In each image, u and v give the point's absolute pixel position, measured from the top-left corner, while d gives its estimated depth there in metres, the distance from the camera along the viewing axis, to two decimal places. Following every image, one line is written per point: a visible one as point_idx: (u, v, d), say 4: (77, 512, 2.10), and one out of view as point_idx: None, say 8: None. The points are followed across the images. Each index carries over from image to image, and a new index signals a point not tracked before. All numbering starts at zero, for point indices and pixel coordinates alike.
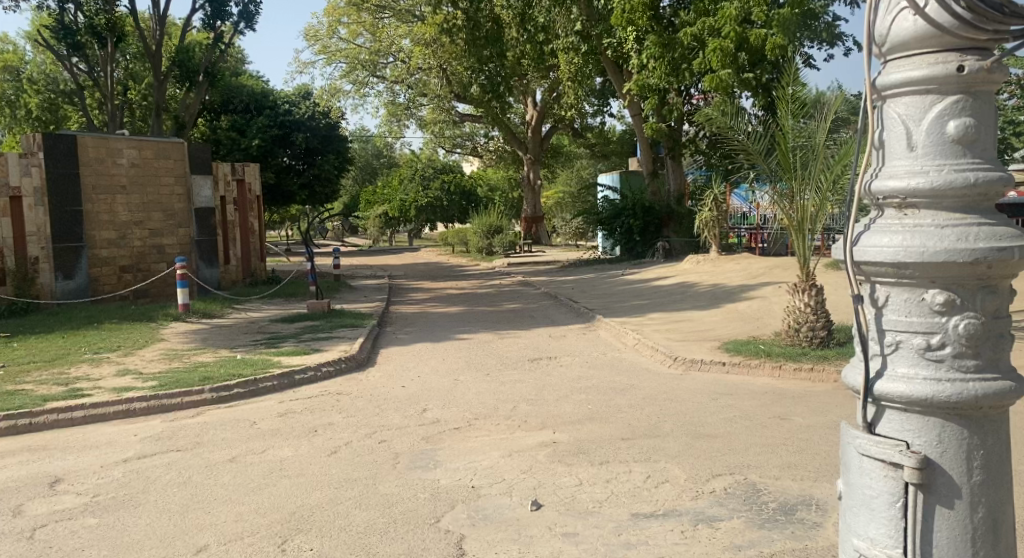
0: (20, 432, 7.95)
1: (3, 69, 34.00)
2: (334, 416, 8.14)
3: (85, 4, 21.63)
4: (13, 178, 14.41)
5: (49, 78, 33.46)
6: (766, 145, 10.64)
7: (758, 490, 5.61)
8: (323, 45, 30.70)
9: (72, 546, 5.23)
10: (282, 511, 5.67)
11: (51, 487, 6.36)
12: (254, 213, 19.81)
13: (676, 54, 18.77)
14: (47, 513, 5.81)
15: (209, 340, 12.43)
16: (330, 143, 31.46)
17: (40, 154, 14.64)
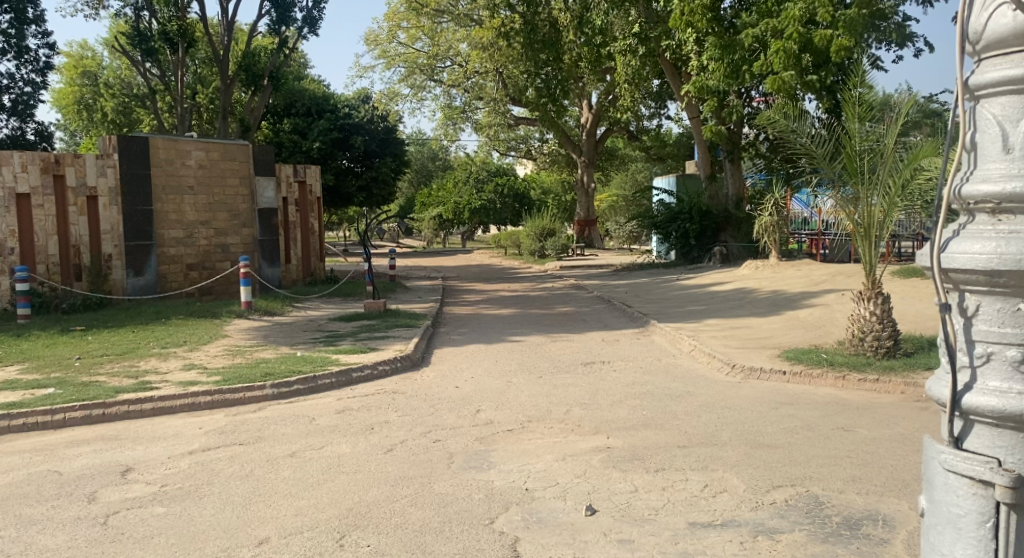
0: (92, 423, 8.21)
1: (82, 75, 35.44)
2: (390, 414, 8.22)
3: (159, 12, 22.39)
4: (91, 178, 15.02)
5: (124, 83, 34.70)
6: (831, 149, 10.44)
7: (821, 503, 5.50)
8: (382, 49, 31.04)
9: (142, 533, 5.38)
10: (340, 507, 5.73)
11: (123, 475, 6.55)
12: (315, 214, 20.08)
13: (736, 57, 18.37)
14: (119, 500, 5.99)
15: (270, 337, 12.67)
16: (388, 146, 32.40)
17: (115, 155, 15.21)
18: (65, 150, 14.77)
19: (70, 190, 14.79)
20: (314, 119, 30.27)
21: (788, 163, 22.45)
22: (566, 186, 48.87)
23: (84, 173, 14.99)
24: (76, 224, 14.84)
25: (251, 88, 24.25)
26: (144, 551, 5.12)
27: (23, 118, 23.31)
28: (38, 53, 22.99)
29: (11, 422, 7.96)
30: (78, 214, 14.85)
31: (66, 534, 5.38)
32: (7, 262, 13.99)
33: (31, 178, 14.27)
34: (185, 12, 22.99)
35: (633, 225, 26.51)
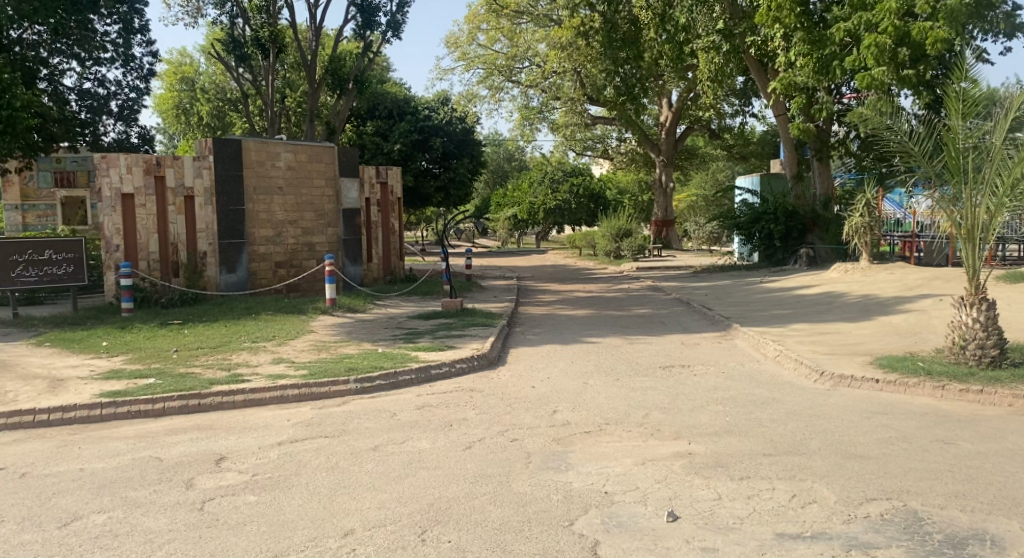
0: (189, 412, 8.54)
1: (181, 80, 37.05)
2: (468, 412, 8.27)
3: (252, 20, 23.10)
4: (188, 179, 15.67)
5: (218, 88, 36.06)
6: (931, 146, 10.10)
7: (920, 519, 5.29)
8: (462, 51, 31.30)
9: (236, 520, 5.55)
10: (421, 502, 5.79)
11: (217, 463, 6.76)
12: (395, 214, 20.29)
13: (827, 52, 18.01)
14: (215, 487, 6.19)
15: (353, 333, 12.92)
16: (466, 148, 32.66)
17: (210, 157, 15.79)
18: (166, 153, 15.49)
19: (169, 191, 15.52)
20: (395, 121, 30.84)
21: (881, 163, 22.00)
22: (643, 186, 48.36)
23: (182, 175, 15.64)
24: (174, 223, 15.50)
25: (336, 91, 24.89)
26: (238, 538, 5.28)
27: (129, 123, 24.25)
28: (143, 61, 23.89)
29: (116, 410, 8.36)
30: (175, 213, 15.51)
31: (167, 517, 5.61)
32: (114, 259, 14.98)
33: (136, 179, 15.10)
34: (277, 18, 23.63)
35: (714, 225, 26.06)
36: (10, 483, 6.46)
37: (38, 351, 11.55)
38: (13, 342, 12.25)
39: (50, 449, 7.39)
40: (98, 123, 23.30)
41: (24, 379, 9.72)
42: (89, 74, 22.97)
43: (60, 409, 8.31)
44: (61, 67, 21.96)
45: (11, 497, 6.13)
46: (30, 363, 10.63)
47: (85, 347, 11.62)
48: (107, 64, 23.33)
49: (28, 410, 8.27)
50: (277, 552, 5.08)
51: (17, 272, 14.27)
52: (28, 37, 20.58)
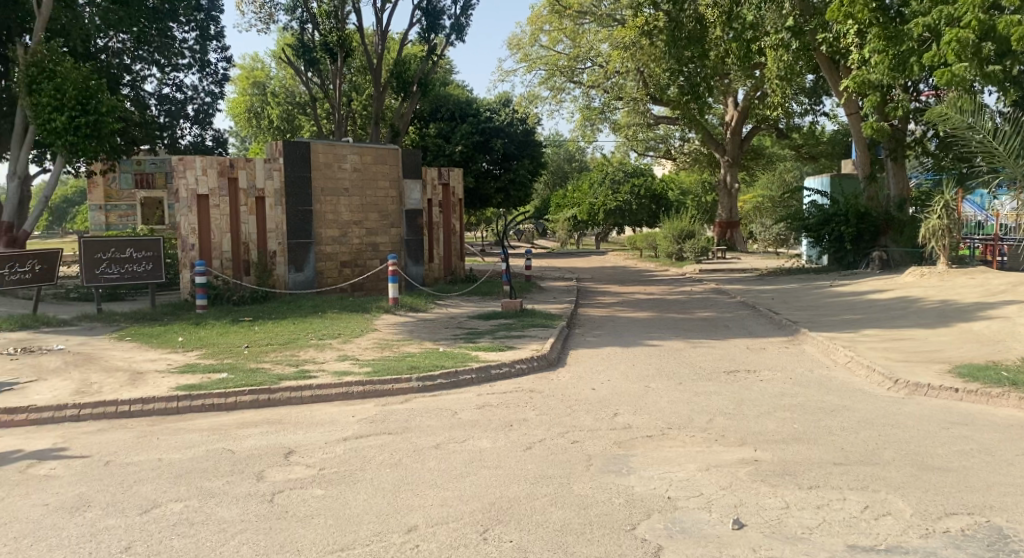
0: (259, 407, 8.73)
1: (253, 85, 38.10)
2: (528, 412, 8.26)
3: (321, 24, 23.65)
4: (259, 180, 16.05)
5: (288, 92, 36.89)
6: (1017, 145, 9.69)
7: (1004, 536, 5.08)
8: (525, 53, 31.35)
9: (304, 513, 5.67)
10: (483, 501, 5.81)
11: (286, 457, 6.90)
12: (457, 215, 20.35)
13: (904, 49, 17.48)
14: (284, 480, 6.33)
15: (415, 332, 13.03)
16: (526, 149, 32.65)
17: (281, 159, 16.11)
18: (239, 155, 15.90)
19: (242, 192, 15.90)
20: (457, 123, 31.10)
21: (961, 163, 21.52)
22: (707, 186, 47.75)
23: (254, 176, 16.03)
24: (246, 223, 15.95)
25: (400, 94, 25.25)
26: (306, 530, 5.39)
27: (204, 126, 24.92)
28: (219, 66, 24.51)
29: (191, 403, 8.62)
30: (247, 214, 15.93)
31: (239, 508, 5.76)
32: (189, 258, 15.50)
33: (210, 181, 15.61)
34: (345, 23, 24.06)
35: (782, 228, 25.51)
36: (93, 470, 6.71)
37: (119, 345, 11.97)
38: (96, 336, 12.71)
39: (130, 439, 7.64)
40: (176, 127, 23.94)
41: (107, 371, 10.09)
42: (168, 80, 23.68)
43: (139, 401, 8.59)
44: (143, 73, 22.72)
45: (96, 483, 6.37)
46: (112, 356, 11.02)
47: (162, 342, 11.99)
48: (184, 70, 24.01)
49: (110, 401, 8.57)
50: (344, 545, 5.16)
51: (100, 270, 14.77)
52: (112, 44, 21.46)
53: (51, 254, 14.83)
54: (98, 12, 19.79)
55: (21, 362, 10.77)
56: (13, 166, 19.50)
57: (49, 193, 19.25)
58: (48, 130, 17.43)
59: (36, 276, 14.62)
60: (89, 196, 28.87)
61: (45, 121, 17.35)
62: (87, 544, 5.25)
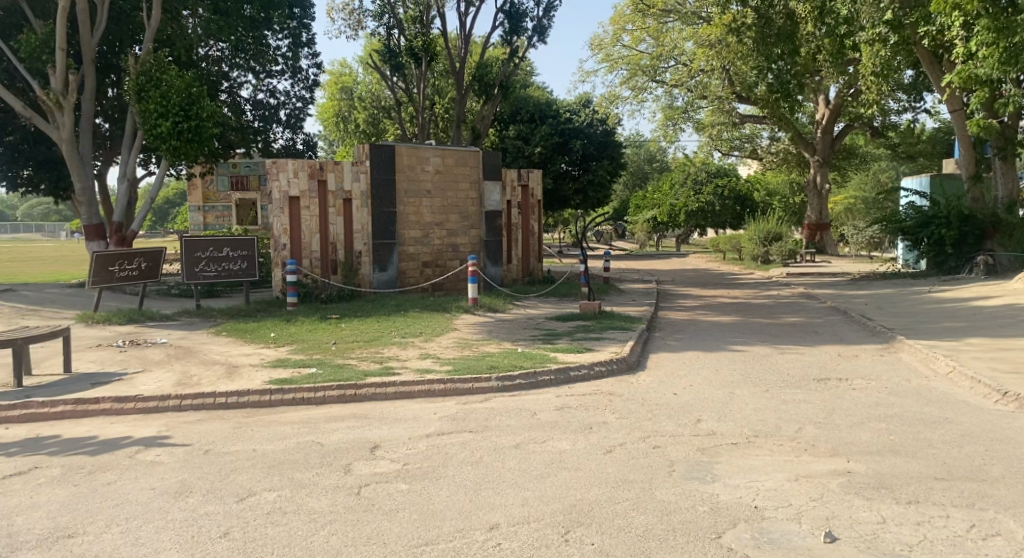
0: (346, 401, 8.89)
1: (342, 90, 39.04)
2: (608, 415, 8.18)
3: (407, 30, 24.02)
4: (346, 183, 16.38)
5: (374, 96, 37.67)
6: None
7: None
8: (606, 53, 31.13)
9: (389, 507, 5.84)
10: (564, 502, 5.82)
11: (372, 451, 7.04)
12: (536, 216, 20.28)
13: (1015, 41, 16.44)
14: (370, 474, 6.49)
15: (494, 332, 13.07)
16: (606, 149, 32.42)
17: (367, 162, 16.43)
18: (329, 158, 16.21)
19: (330, 194, 16.25)
20: (537, 124, 31.20)
21: None
22: (795, 186, 46.50)
23: (341, 179, 16.36)
24: (334, 224, 16.31)
25: (482, 96, 25.43)
26: (392, 524, 5.55)
27: (295, 130, 25.58)
28: (310, 72, 25.12)
29: (283, 396, 8.84)
30: (335, 215, 16.28)
31: (329, 500, 5.97)
32: (280, 257, 15.95)
33: (301, 183, 15.96)
34: (430, 28, 24.38)
35: (877, 230, 24.68)
36: (193, 458, 6.98)
37: (216, 339, 12.39)
38: (195, 330, 13.20)
39: (227, 428, 7.90)
40: (270, 131, 24.58)
41: (205, 364, 10.47)
42: (262, 86, 24.43)
43: (234, 393, 8.86)
44: (240, 80, 23.66)
45: (197, 471, 6.65)
46: (210, 350, 11.43)
47: (255, 337, 12.36)
48: (278, 76, 24.72)
49: (209, 393, 8.86)
50: (428, 540, 5.31)
51: (199, 268, 15.32)
52: (212, 52, 22.59)
53: (155, 252, 15.51)
54: (200, 22, 20.42)
55: (127, 354, 11.27)
56: (123, 169, 20.19)
57: (154, 195, 19.89)
58: (154, 135, 18.23)
59: (142, 273, 15.27)
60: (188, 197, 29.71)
61: (151, 126, 18.11)
62: (188, 529, 5.54)
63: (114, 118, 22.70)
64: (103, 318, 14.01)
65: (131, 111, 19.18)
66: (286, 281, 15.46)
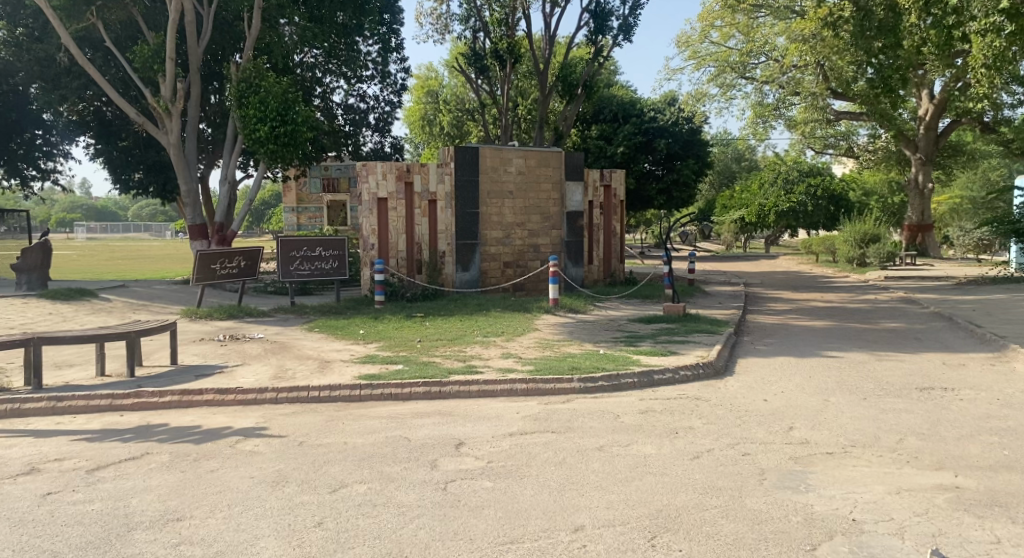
0: (431, 398, 8.92)
1: (426, 93, 39.46)
2: (695, 420, 7.96)
3: (493, 33, 24.20)
4: (432, 184, 16.67)
5: (458, 99, 38.03)
6: None
7: None
8: (694, 50, 30.52)
9: (475, 503, 5.82)
10: (651, 507, 5.69)
11: (457, 448, 7.02)
12: (618, 217, 19.93)
13: None
14: (455, 470, 6.48)
15: (576, 333, 12.94)
16: (691, 148, 31.84)
17: (452, 164, 16.57)
18: (415, 160, 16.62)
19: (416, 195, 16.62)
20: (620, 123, 30.92)
21: None
22: (894, 186, 44.72)
23: (427, 180, 16.67)
24: (419, 224, 16.67)
25: (565, 97, 25.37)
26: (478, 520, 5.53)
27: (384, 134, 26.00)
28: (398, 76, 25.52)
29: (372, 392, 8.94)
30: (420, 216, 16.62)
31: (416, 494, 5.99)
32: (369, 256, 16.53)
33: (389, 185, 16.44)
34: (515, 29, 24.45)
35: (986, 232, 23.46)
36: (288, 449, 7.11)
37: (308, 335, 12.66)
38: (289, 326, 13.54)
39: (319, 421, 8.03)
40: (359, 135, 25.15)
41: (297, 359, 10.71)
42: (353, 90, 24.90)
43: (326, 387, 9.01)
44: (332, 85, 24.19)
45: (292, 461, 6.77)
46: (302, 345, 11.67)
47: (344, 333, 12.58)
48: (367, 81, 25.18)
49: (302, 386, 9.04)
50: (513, 539, 5.27)
51: (294, 266, 15.71)
52: (307, 60, 23.11)
53: (253, 252, 15.97)
54: (296, 30, 20.68)
55: (227, 347, 11.63)
56: (224, 172, 20.81)
57: (253, 196, 20.50)
58: (253, 139, 18.84)
59: (241, 271, 15.74)
60: (283, 200, 30.69)
61: (251, 131, 18.72)
62: (284, 517, 5.65)
63: (216, 123, 23.72)
64: (205, 313, 14.50)
65: (233, 116, 19.92)
66: (374, 280, 15.73)
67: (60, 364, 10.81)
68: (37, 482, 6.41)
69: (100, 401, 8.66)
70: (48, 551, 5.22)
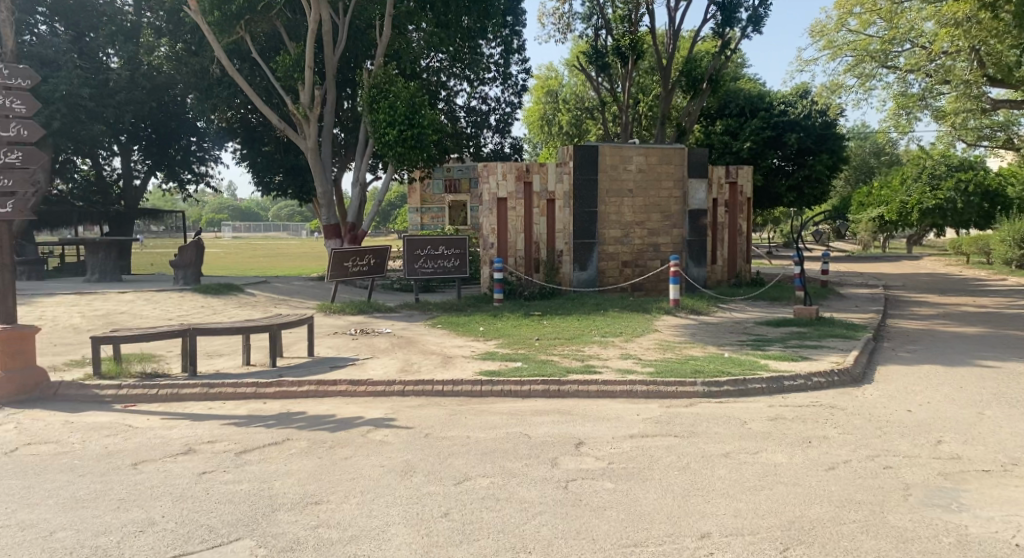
0: (550, 396, 8.83)
1: (546, 93, 39.41)
2: (829, 429, 7.51)
3: (615, 29, 23.88)
4: (551, 184, 16.57)
5: (578, 98, 37.77)
6: None
7: None
8: (829, 40, 28.04)
9: (597, 503, 5.67)
10: (782, 517, 5.40)
11: (577, 447, 6.88)
12: (744, 215, 19.25)
13: None
14: (577, 469, 6.34)
15: (699, 335, 12.55)
16: (826, 142, 30.44)
17: (571, 163, 16.45)
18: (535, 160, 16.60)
19: (535, 194, 16.62)
20: (748, 118, 30.02)
21: None
22: None
23: (546, 179, 16.60)
24: (537, 224, 16.64)
25: (690, 92, 24.79)
26: (601, 521, 5.39)
27: (504, 134, 26.15)
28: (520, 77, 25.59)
29: (493, 388, 8.92)
30: (539, 216, 16.58)
31: (538, 491, 5.90)
32: (488, 255, 16.68)
33: (509, 185, 16.48)
34: (638, 26, 24.01)
35: None
36: (416, 440, 7.17)
37: (432, 331, 12.82)
38: (413, 322, 13.76)
39: (444, 415, 8.07)
40: (480, 137, 25.35)
41: (422, 353, 10.85)
42: (475, 93, 25.17)
43: (449, 382, 9.06)
44: (456, 88, 24.51)
45: (420, 452, 6.82)
46: (427, 341, 11.82)
47: (465, 330, 12.67)
48: (490, 84, 25.38)
49: (427, 380, 9.12)
50: (638, 542, 5.11)
51: (418, 265, 16.01)
52: (433, 64, 23.50)
53: (383, 250, 16.33)
54: (424, 35, 21.28)
55: (358, 341, 11.94)
56: (357, 174, 21.52)
57: (382, 197, 20.94)
58: (382, 143, 19.35)
59: (371, 269, 16.14)
60: (408, 200, 31.33)
61: (381, 135, 19.22)
62: (413, 506, 5.68)
63: (350, 128, 24.43)
64: (338, 308, 14.95)
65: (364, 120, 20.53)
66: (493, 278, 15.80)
67: (210, 353, 11.38)
68: (193, 462, 6.71)
69: (246, 389, 9.02)
70: (203, 525, 5.43)
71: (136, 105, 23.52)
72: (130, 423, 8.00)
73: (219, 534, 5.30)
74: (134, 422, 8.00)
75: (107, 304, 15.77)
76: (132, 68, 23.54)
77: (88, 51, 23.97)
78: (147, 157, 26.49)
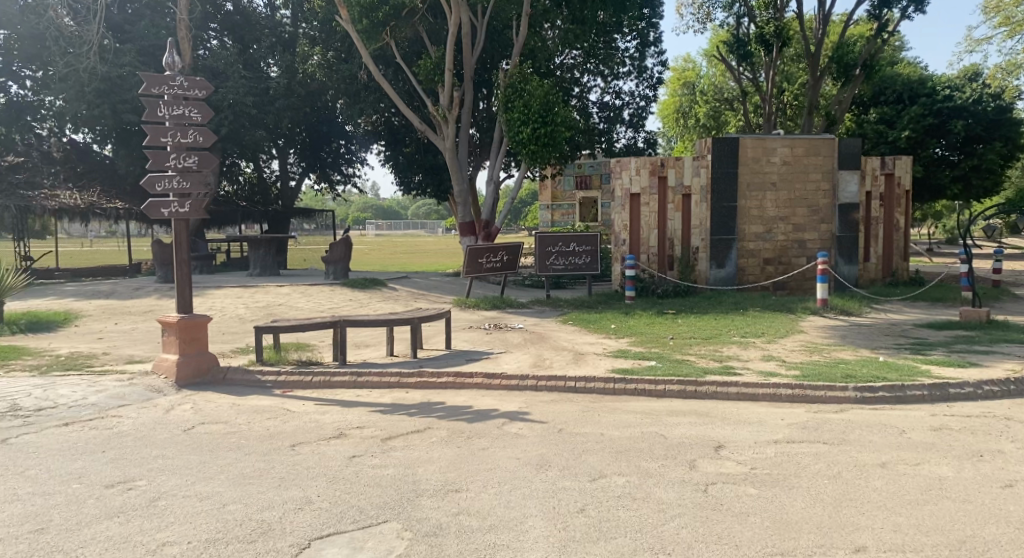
0: (686, 397, 8.40)
1: (682, 85, 38.38)
2: (1004, 443, 6.72)
3: (758, 17, 22.82)
4: (686, 178, 16.04)
5: (717, 89, 36.52)
6: None
7: None
8: (1005, 16, 25.04)
9: (738, 509, 5.25)
10: (950, 536, 4.84)
11: (717, 451, 6.45)
12: (901, 209, 17.88)
13: None
14: (716, 473, 5.93)
15: (850, 338, 11.68)
16: (998, 128, 27.86)
17: (709, 156, 15.81)
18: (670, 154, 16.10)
19: (669, 189, 16.11)
20: (905, 105, 28.15)
21: None
22: None
23: (682, 174, 16.08)
24: (672, 220, 16.13)
25: (841, 79, 23.37)
26: (743, 527, 4.99)
27: (638, 129, 25.58)
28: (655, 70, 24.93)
29: (626, 387, 8.59)
30: (673, 211, 16.07)
31: (676, 492, 5.54)
32: (620, 251, 16.51)
33: (642, 180, 16.20)
34: (783, 12, 22.84)
35: None
36: (551, 434, 6.95)
37: (565, 328, 12.59)
38: (546, 318, 13.59)
39: (578, 411, 7.82)
40: (614, 132, 24.90)
41: (554, 350, 10.64)
42: (610, 88, 24.76)
43: (583, 378, 8.80)
44: (590, 84, 24.17)
45: (555, 447, 6.59)
46: (560, 337, 11.60)
47: (599, 327, 12.36)
48: (624, 78, 24.88)
49: (560, 376, 8.88)
50: (785, 551, 4.69)
51: (549, 261, 15.82)
52: (567, 60, 23.35)
53: (516, 248, 16.13)
54: (560, 33, 21.10)
55: (492, 336, 11.87)
56: (490, 173, 21.57)
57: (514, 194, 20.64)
58: (515, 141, 19.32)
59: (505, 265, 16.03)
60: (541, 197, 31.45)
61: (514, 133, 19.19)
62: (549, 499, 5.46)
63: (485, 128, 24.53)
64: (474, 303, 15.00)
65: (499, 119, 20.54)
66: (626, 275, 15.41)
67: (357, 344, 11.61)
68: (343, 445, 6.76)
69: (391, 378, 9.08)
70: (353, 506, 5.41)
71: (292, 111, 24.41)
72: (288, 407, 8.21)
73: (368, 515, 5.26)
74: (291, 406, 8.20)
75: (265, 297, 16.49)
76: (289, 77, 24.35)
77: (252, 62, 24.57)
78: (302, 161, 27.95)
